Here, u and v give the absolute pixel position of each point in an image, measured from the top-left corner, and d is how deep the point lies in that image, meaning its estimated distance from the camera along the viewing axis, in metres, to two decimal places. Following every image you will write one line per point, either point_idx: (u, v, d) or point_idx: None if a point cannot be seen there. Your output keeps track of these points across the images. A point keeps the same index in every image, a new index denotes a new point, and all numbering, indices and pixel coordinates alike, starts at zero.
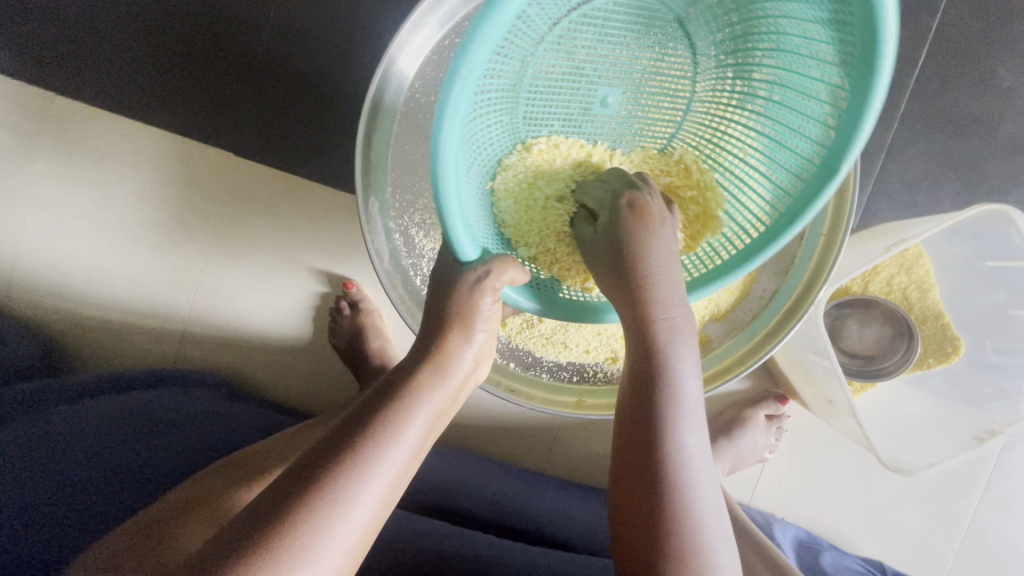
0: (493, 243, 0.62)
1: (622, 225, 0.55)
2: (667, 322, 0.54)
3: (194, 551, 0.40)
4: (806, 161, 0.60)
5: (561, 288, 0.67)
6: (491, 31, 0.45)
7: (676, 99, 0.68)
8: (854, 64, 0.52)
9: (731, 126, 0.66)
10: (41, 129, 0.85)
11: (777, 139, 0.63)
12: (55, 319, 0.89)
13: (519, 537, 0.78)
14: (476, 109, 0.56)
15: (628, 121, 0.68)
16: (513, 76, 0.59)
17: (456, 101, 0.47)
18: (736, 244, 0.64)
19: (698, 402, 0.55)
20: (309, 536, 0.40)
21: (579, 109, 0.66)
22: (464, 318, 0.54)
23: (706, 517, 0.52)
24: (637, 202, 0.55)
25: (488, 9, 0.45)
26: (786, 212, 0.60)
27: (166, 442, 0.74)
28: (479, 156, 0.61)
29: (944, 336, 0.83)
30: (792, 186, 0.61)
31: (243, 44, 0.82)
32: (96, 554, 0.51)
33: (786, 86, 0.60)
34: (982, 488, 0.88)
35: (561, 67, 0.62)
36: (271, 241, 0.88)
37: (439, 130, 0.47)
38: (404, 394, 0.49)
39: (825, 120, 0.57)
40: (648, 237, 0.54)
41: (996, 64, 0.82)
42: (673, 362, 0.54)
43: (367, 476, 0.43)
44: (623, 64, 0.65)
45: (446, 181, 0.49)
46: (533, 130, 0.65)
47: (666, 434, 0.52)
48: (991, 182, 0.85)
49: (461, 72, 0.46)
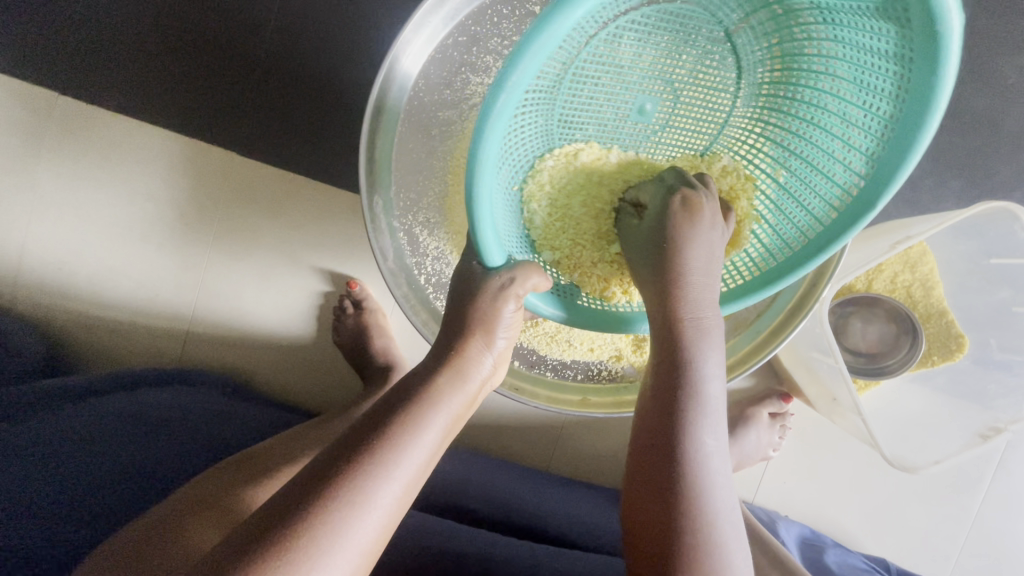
0: (519, 250, 0.63)
1: (670, 222, 0.56)
2: (696, 321, 0.55)
3: (209, 551, 0.41)
4: (842, 191, 0.60)
5: (579, 295, 0.68)
6: (539, 47, 0.43)
7: (713, 111, 0.66)
8: (908, 98, 0.52)
9: (764, 147, 0.66)
10: (46, 129, 0.85)
11: (812, 164, 0.63)
12: (61, 319, 0.89)
13: (522, 534, 0.78)
14: (518, 112, 0.55)
15: (661, 129, 0.67)
16: (553, 79, 0.58)
17: (499, 112, 0.46)
18: (761, 264, 0.65)
19: (720, 402, 0.55)
20: (325, 536, 0.40)
21: (614, 115, 0.65)
22: (486, 325, 0.54)
23: (720, 517, 0.52)
24: (689, 198, 0.56)
25: (542, 21, 0.43)
26: (818, 237, 0.61)
27: (172, 441, 0.74)
28: (512, 161, 0.60)
29: (948, 334, 0.83)
30: (825, 215, 0.61)
31: (248, 43, 0.82)
32: (107, 551, 0.52)
33: (829, 112, 0.60)
34: (986, 486, 0.88)
35: (601, 71, 0.61)
36: (275, 239, 0.88)
37: (479, 141, 0.47)
38: (421, 398, 0.49)
39: (868, 152, 0.58)
40: (692, 237, 0.55)
41: (1000, 61, 0.82)
42: (699, 360, 0.55)
43: (382, 477, 0.43)
44: (665, 73, 0.63)
45: (479, 191, 0.50)
46: (566, 133, 0.65)
47: (687, 430, 0.53)
48: (995, 179, 0.85)
49: (508, 85, 0.45)
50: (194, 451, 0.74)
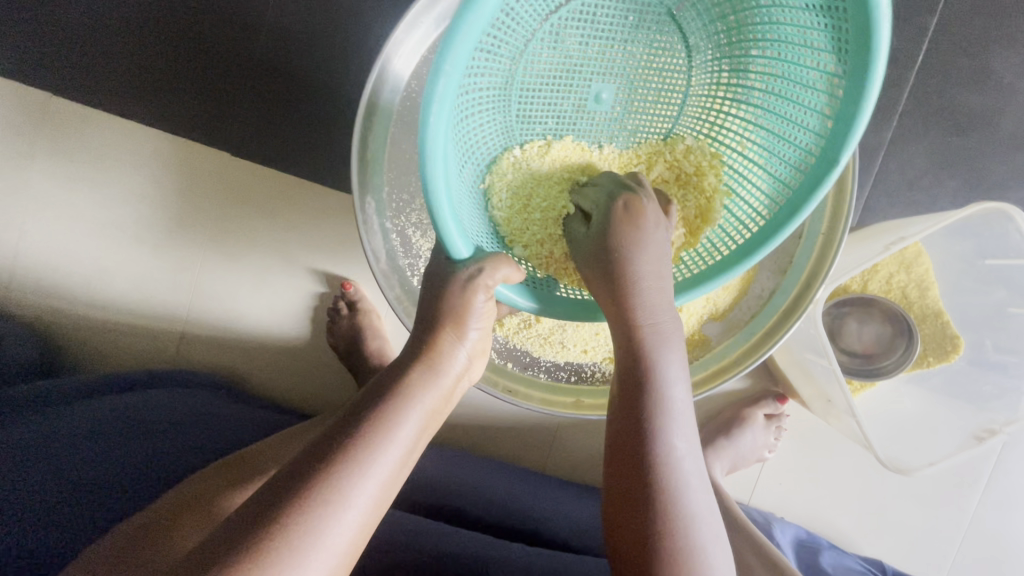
0: (485, 242, 0.61)
1: (612, 226, 0.55)
2: (653, 327, 0.54)
3: (189, 553, 0.41)
4: (805, 153, 0.60)
5: (557, 287, 0.66)
6: (474, 21, 0.46)
7: (670, 93, 0.67)
8: (851, 48, 0.52)
9: (726, 120, 0.66)
10: (39, 130, 0.85)
11: (774, 131, 0.62)
12: (55, 320, 0.89)
13: (515, 535, 0.78)
14: (464, 104, 0.56)
15: (622, 117, 0.67)
16: (504, 73, 0.60)
17: (441, 96, 0.48)
18: (735, 239, 0.64)
19: (686, 406, 0.55)
20: (301, 537, 0.39)
21: (572, 106, 0.66)
22: (454, 318, 0.54)
23: (698, 519, 0.52)
24: (632, 202, 0.55)
25: (464, 10, 0.46)
26: (788, 202, 0.60)
27: (162, 442, 0.74)
28: (471, 155, 0.61)
29: (944, 335, 0.83)
30: (793, 177, 0.61)
31: (241, 43, 0.82)
32: (92, 554, 0.51)
33: (782, 78, 0.60)
34: (982, 487, 0.88)
35: (551, 65, 0.63)
36: (268, 240, 0.88)
37: (426, 129, 0.48)
38: (397, 395, 0.49)
39: (824, 110, 0.57)
40: (637, 239, 0.54)
41: (996, 61, 0.82)
42: (660, 364, 0.54)
43: (359, 476, 0.43)
44: (616, 61, 0.64)
45: (433, 176, 0.50)
46: (526, 129, 0.66)
47: (654, 436, 0.52)
48: (991, 180, 0.84)
49: (444, 68, 0.46)
50: (185, 452, 0.74)
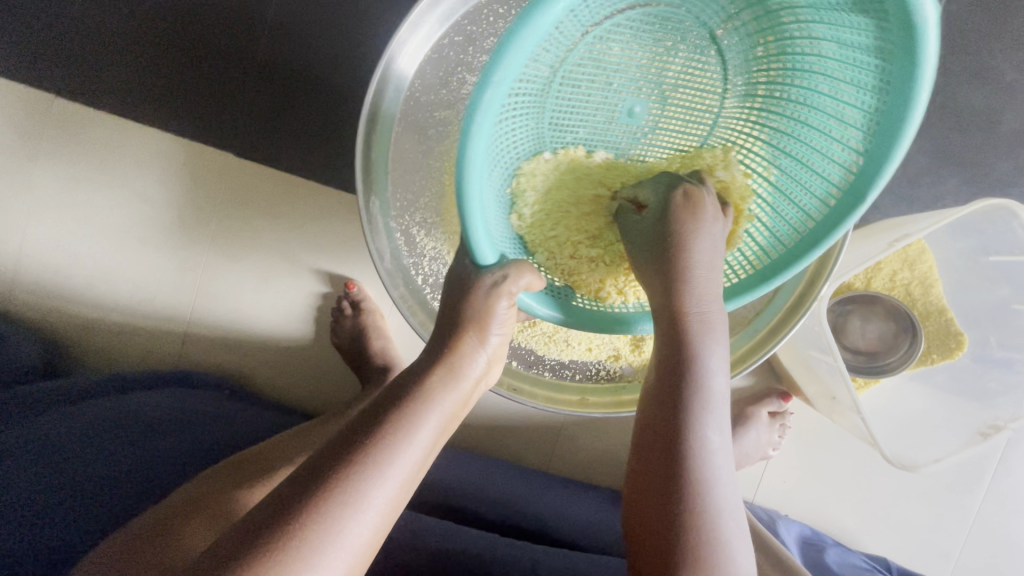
0: (513, 249, 0.63)
1: (672, 213, 0.55)
2: (700, 314, 0.55)
3: (204, 551, 0.41)
4: (832, 187, 0.61)
5: (574, 295, 0.67)
6: (525, 39, 0.44)
7: (702, 112, 0.66)
8: (891, 91, 0.54)
9: (753, 146, 0.66)
10: (42, 132, 0.85)
11: (801, 161, 0.63)
12: (58, 322, 0.89)
13: (524, 535, 0.78)
14: (504, 114, 0.55)
15: (651, 131, 0.66)
16: (543, 81, 0.58)
17: (487, 106, 0.46)
18: (754, 263, 0.65)
19: (724, 398, 0.55)
20: (320, 538, 0.40)
21: (605, 117, 0.65)
22: (477, 322, 0.54)
23: (724, 513, 0.52)
24: (691, 191, 0.56)
25: (522, 20, 0.44)
26: (810, 234, 0.62)
27: (168, 443, 0.73)
28: (501, 158, 0.59)
29: (948, 332, 0.83)
30: (817, 212, 0.62)
31: (244, 44, 0.82)
32: (103, 553, 0.52)
33: (817, 109, 0.60)
34: (987, 484, 0.88)
35: (591, 74, 0.61)
36: (272, 240, 0.88)
37: (467, 135, 0.47)
38: (415, 398, 0.48)
39: (858, 147, 0.58)
40: (695, 228, 0.55)
41: (998, 58, 0.82)
42: (704, 354, 0.54)
43: (377, 477, 0.43)
44: (652, 75, 0.63)
45: (470, 189, 0.49)
46: (558, 137, 0.65)
47: (693, 426, 0.53)
48: (994, 176, 0.85)
49: (495, 78, 0.45)
50: (190, 452, 0.74)
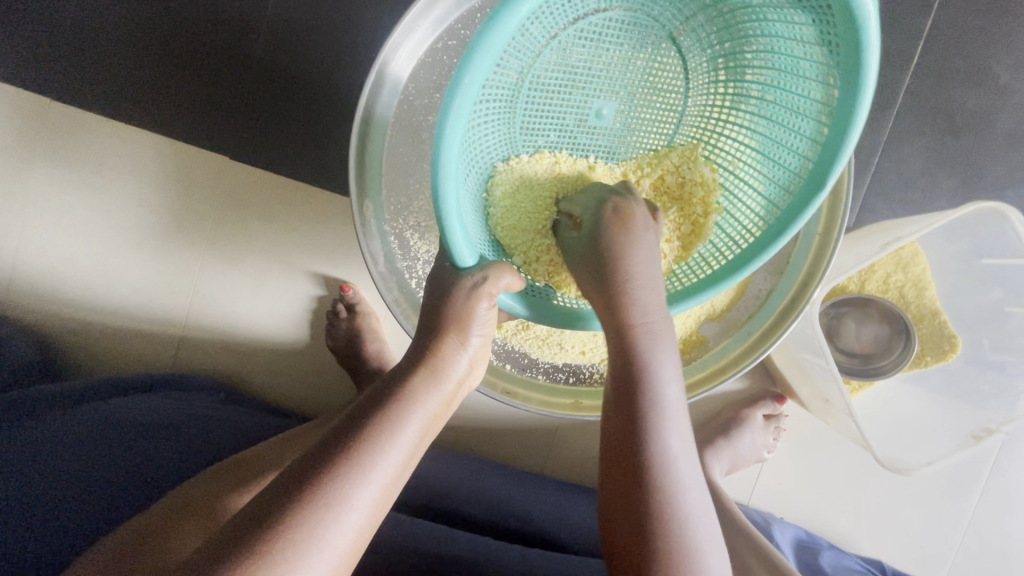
0: (490, 250, 0.62)
1: (604, 230, 0.55)
2: (645, 326, 0.54)
3: (191, 554, 0.41)
4: (794, 175, 0.60)
5: (555, 295, 0.66)
6: (494, 42, 0.45)
7: (668, 113, 0.67)
8: (839, 76, 0.53)
9: (722, 140, 0.66)
10: (40, 135, 0.85)
11: (766, 153, 0.63)
12: (55, 325, 0.89)
13: (517, 537, 0.78)
14: (475, 117, 0.56)
15: (622, 134, 0.67)
16: (511, 86, 0.59)
17: (457, 111, 0.47)
18: (726, 253, 0.64)
19: (680, 405, 0.55)
20: (303, 539, 0.40)
21: (574, 120, 0.65)
22: (459, 323, 0.54)
23: (693, 518, 0.52)
24: (621, 206, 0.56)
25: (492, 21, 0.45)
26: (776, 222, 0.60)
27: (162, 446, 0.74)
28: (475, 162, 0.60)
29: (942, 334, 0.83)
30: (782, 199, 0.61)
31: (240, 48, 0.83)
32: (94, 555, 0.52)
33: (775, 103, 0.61)
34: (980, 487, 0.88)
35: (559, 77, 0.62)
36: (268, 243, 0.89)
37: (441, 141, 0.47)
38: (399, 399, 0.49)
39: (814, 136, 0.57)
40: (629, 244, 0.54)
41: (991, 61, 0.82)
42: (653, 363, 0.54)
43: (361, 479, 0.43)
44: (618, 78, 0.64)
45: (445, 189, 0.50)
46: (530, 140, 0.65)
47: (650, 435, 0.53)
48: (988, 179, 0.85)
49: (466, 81, 0.46)
50: (184, 455, 0.74)
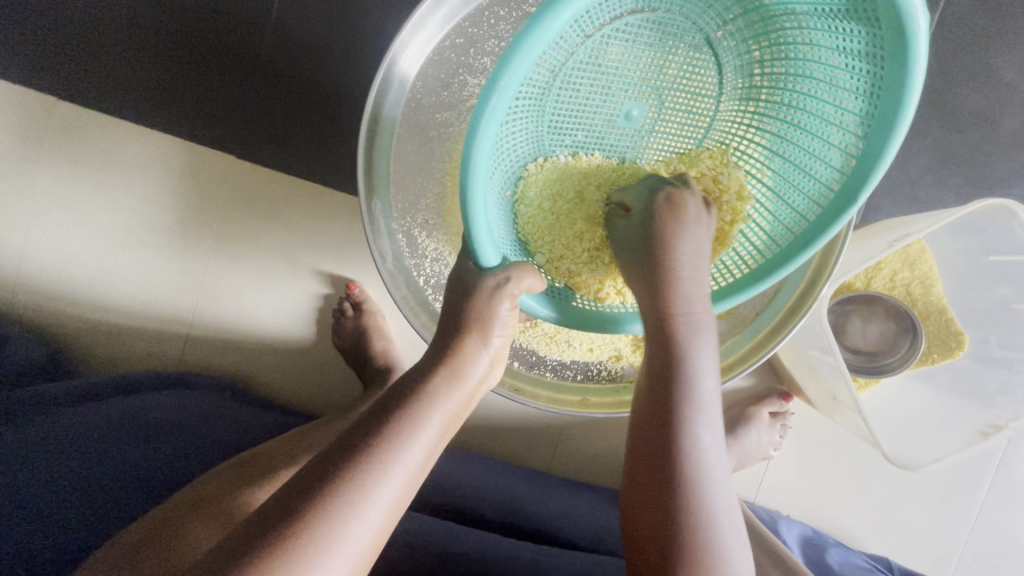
0: (513, 252, 0.64)
1: (658, 219, 0.57)
2: (687, 317, 0.55)
3: (210, 550, 0.41)
4: (825, 187, 0.61)
5: (573, 296, 0.67)
6: (533, 45, 0.44)
7: (697, 115, 0.67)
8: (883, 92, 0.53)
9: (750, 147, 0.66)
10: (46, 134, 0.85)
11: (795, 163, 0.63)
12: (61, 324, 0.89)
13: (526, 536, 0.78)
14: (509, 116, 0.56)
15: (648, 134, 0.67)
16: (543, 85, 0.59)
17: (493, 111, 0.46)
18: (750, 262, 0.65)
19: (715, 398, 0.55)
20: (324, 536, 0.40)
21: (603, 120, 0.66)
22: (481, 323, 0.54)
23: (719, 511, 0.52)
24: (673, 195, 0.57)
25: (533, 23, 0.44)
26: (802, 234, 0.61)
27: (171, 444, 0.74)
28: (502, 161, 0.61)
29: (948, 332, 0.83)
30: (810, 211, 0.62)
31: (246, 47, 0.83)
32: (108, 553, 0.52)
33: (809, 113, 0.61)
34: (988, 484, 0.88)
35: (591, 78, 0.62)
36: (274, 242, 0.89)
37: (473, 139, 0.47)
38: (418, 397, 0.49)
39: (849, 150, 0.58)
40: (680, 231, 0.56)
41: (998, 59, 0.83)
42: (693, 354, 0.54)
43: (381, 476, 0.43)
44: (649, 80, 0.64)
45: (473, 191, 0.50)
46: (557, 139, 0.65)
47: (682, 428, 0.52)
48: (993, 176, 0.85)
49: (502, 82, 0.45)
50: (192, 454, 0.74)
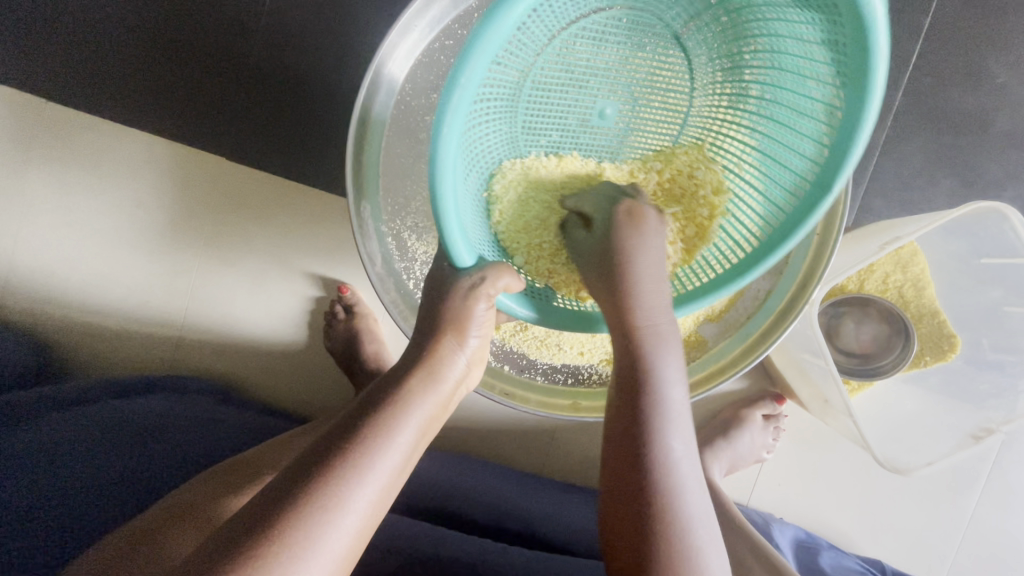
0: (490, 251, 0.62)
1: (617, 231, 0.56)
2: (652, 328, 0.55)
3: (187, 557, 0.41)
4: (800, 179, 0.60)
5: (555, 297, 0.66)
6: (489, 41, 0.45)
7: (672, 111, 0.67)
8: (847, 81, 0.52)
9: (725, 140, 0.66)
10: (35, 136, 0.85)
11: (772, 155, 0.63)
12: (52, 327, 0.89)
13: (515, 539, 0.78)
14: (474, 117, 0.55)
15: (625, 132, 0.67)
16: (512, 86, 0.59)
17: (455, 109, 0.47)
18: (730, 258, 0.63)
19: (683, 407, 0.55)
20: (300, 542, 0.39)
21: (577, 120, 0.65)
22: (457, 324, 0.54)
23: (695, 520, 0.52)
24: (634, 208, 0.56)
25: (488, 20, 0.45)
26: (781, 226, 0.60)
27: (160, 448, 0.73)
28: (477, 162, 0.60)
29: (940, 334, 0.83)
30: (787, 203, 0.61)
31: (236, 48, 0.82)
32: (92, 557, 0.52)
33: (782, 104, 0.60)
34: (980, 487, 0.88)
35: (560, 76, 0.62)
36: (265, 244, 0.88)
37: (438, 139, 0.47)
38: (395, 401, 0.48)
39: (821, 140, 0.57)
40: (638, 245, 0.55)
41: (990, 61, 0.82)
42: (658, 366, 0.54)
43: (358, 482, 0.43)
44: (621, 78, 0.64)
45: (443, 190, 0.50)
46: (532, 140, 0.65)
47: (652, 438, 0.53)
48: (986, 178, 0.84)
49: (461, 80, 0.46)
50: (181, 458, 0.73)
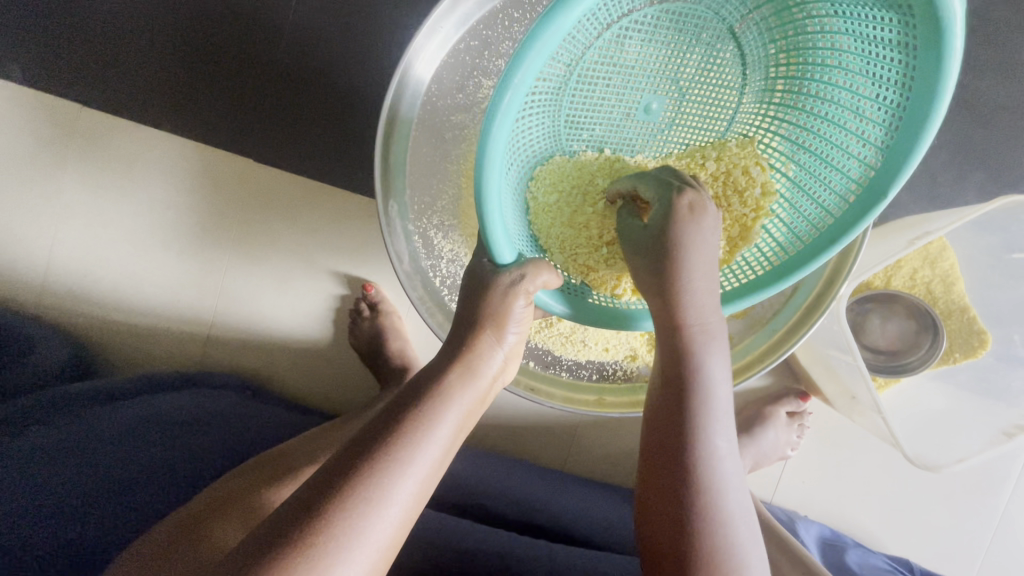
0: (524, 248, 0.62)
1: (677, 223, 0.52)
2: (701, 328, 0.54)
3: (235, 547, 0.42)
4: (852, 182, 0.60)
5: (591, 293, 0.67)
6: (545, 42, 0.45)
7: (720, 109, 0.66)
8: (915, 85, 0.53)
9: (774, 139, 0.65)
10: (71, 140, 0.87)
11: (820, 156, 0.62)
12: (88, 326, 0.91)
13: (543, 535, 0.79)
14: (522, 112, 0.56)
15: (669, 128, 0.67)
16: (559, 80, 0.59)
17: (506, 108, 0.47)
18: (771, 259, 0.64)
19: (728, 405, 0.55)
20: (346, 533, 0.40)
21: (621, 114, 0.65)
22: (495, 319, 0.55)
23: (736, 517, 0.53)
24: (695, 201, 0.52)
25: (544, 21, 0.45)
26: (828, 230, 0.61)
27: (196, 444, 0.75)
28: (518, 157, 0.61)
29: (970, 331, 0.82)
30: (837, 207, 0.61)
31: (263, 51, 0.84)
32: (140, 550, 0.53)
33: (836, 104, 0.60)
34: (1011, 484, 0.87)
35: (606, 71, 0.61)
36: (293, 243, 0.90)
37: (488, 135, 0.48)
38: (433, 396, 0.49)
39: (879, 143, 0.57)
40: (694, 241, 0.52)
41: (1020, 52, 0.81)
42: (705, 365, 0.54)
43: (399, 474, 0.44)
44: (670, 72, 0.63)
45: (488, 188, 0.51)
46: (572, 133, 0.65)
47: (698, 435, 0.53)
48: (1016, 172, 0.83)
49: (513, 81, 0.46)
50: (216, 452, 0.75)
